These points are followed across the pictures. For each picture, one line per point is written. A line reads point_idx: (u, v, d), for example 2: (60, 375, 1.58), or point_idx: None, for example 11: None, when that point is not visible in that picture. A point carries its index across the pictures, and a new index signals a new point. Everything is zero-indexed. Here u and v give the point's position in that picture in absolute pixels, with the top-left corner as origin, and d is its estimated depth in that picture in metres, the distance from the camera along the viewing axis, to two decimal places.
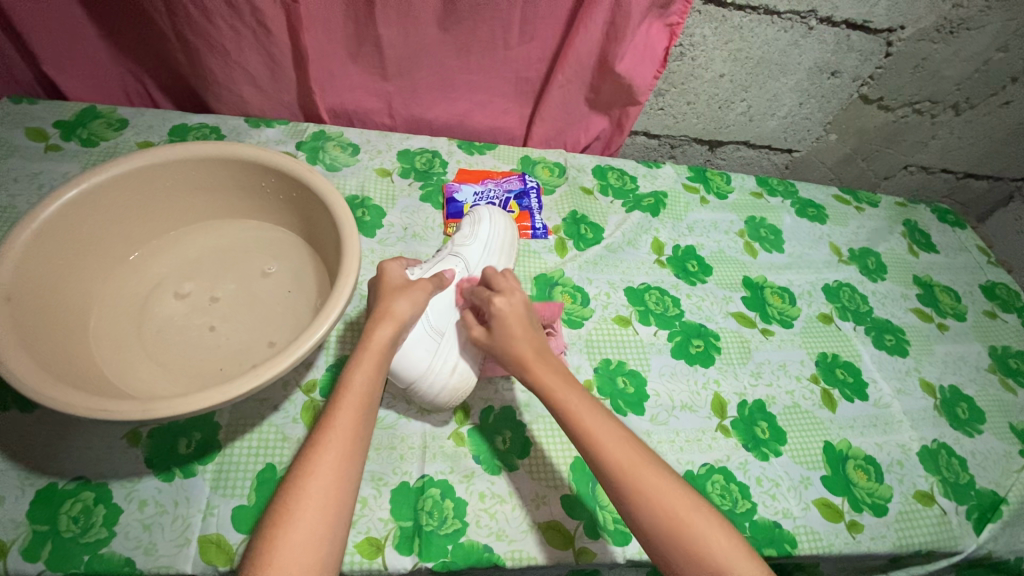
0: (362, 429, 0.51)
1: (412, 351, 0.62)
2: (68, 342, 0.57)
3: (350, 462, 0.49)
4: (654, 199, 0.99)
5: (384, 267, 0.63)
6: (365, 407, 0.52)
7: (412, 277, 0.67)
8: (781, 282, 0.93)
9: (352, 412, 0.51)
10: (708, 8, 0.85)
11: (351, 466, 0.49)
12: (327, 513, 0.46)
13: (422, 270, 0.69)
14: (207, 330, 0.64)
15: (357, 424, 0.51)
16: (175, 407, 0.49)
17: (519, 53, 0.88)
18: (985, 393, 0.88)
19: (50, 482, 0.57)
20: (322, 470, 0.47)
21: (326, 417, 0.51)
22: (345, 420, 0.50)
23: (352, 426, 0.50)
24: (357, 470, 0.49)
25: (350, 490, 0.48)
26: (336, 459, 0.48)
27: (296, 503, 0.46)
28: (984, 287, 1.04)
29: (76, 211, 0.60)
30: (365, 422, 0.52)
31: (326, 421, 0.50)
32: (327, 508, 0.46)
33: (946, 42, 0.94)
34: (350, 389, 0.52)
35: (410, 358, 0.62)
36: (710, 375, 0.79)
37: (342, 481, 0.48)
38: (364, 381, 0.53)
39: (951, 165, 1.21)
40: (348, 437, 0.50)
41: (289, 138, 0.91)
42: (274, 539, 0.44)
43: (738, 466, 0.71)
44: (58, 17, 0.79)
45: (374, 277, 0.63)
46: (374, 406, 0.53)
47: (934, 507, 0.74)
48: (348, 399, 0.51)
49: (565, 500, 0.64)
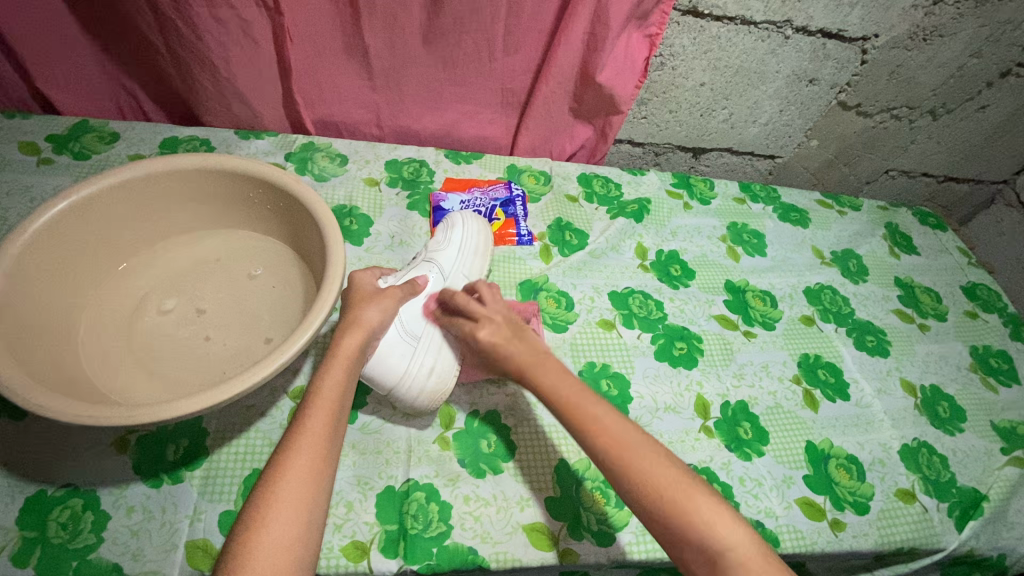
0: (334, 433, 0.52)
1: (387, 356, 0.63)
2: (57, 351, 0.58)
3: (322, 466, 0.50)
4: (638, 205, 1.00)
5: (356, 277, 0.65)
6: (336, 412, 0.53)
7: (384, 285, 0.69)
8: (763, 285, 0.95)
9: (324, 417, 0.52)
10: (686, 19, 0.87)
11: (322, 469, 0.50)
12: (300, 515, 0.47)
13: (395, 278, 0.71)
14: (203, 339, 0.65)
15: (329, 429, 0.52)
16: (159, 412, 0.50)
17: (503, 65, 0.90)
18: (966, 391, 0.90)
19: (39, 489, 0.58)
20: (295, 474, 0.48)
21: (297, 423, 0.52)
22: (316, 425, 0.51)
23: (324, 431, 0.51)
24: (329, 474, 0.50)
25: (322, 493, 0.49)
26: (308, 464, 0.49)
27: (268, 506, 0.46)
28: (965, 288, 1.06)
29: (66, 222, 0.62)
30: (337, 428, 0.53)
31: (297, 427, 0.51)
32: (299, 510, 0.47)
33: (919, 49, 0.96)
34: (321, 395, 0.53)
35: (386, 363, 0.63)
36: (693, 376, 0.80)
37: (315, 485, 0.49)
38: (335, 387, 0.54)
39: (931, 169, 1.23)
40: (320, 441, 0.51)
41: (278, 149, 0.93)
42: (247, 543, 0.45)
43: (721, 466, 0.72)
44: (51, 34, 0.81)
45: (347, 288, 0.65)
46: (345, 412, 0.55)
47: (915, 505, 0.75)
48: (319, 405, 0.53)
49: (549, 502, 0.65)
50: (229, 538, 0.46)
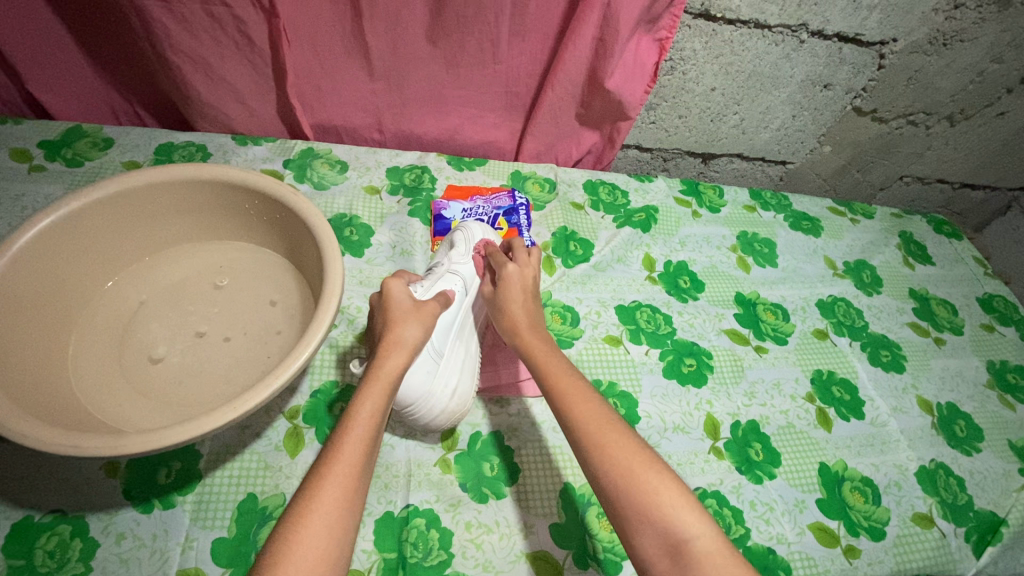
0: (369, 461, 0.48)
1: (416, 373, 0.61)
2: (42, 373, 0.55)
3: (353, 497, 0.46)
4: (645, 214, 0.98)
5: (388, 287, 0.60)
6: (373, 440, 0.49)
7: (417, 295, 0.65)
8: (774, 298, 0.92)
9: (360, 444, 0.48)
10: (697, 23, 0.84)
11: (353, 503, 0.46)
12: (327, 553, 0.43)
13: (424, 288, 0.67)
14: (222, 341, 0.64)
15: (364, 459, 0.48)
16: (145, 443, 0.47)
17: (508, 68, 0.87)
18: (983, 409, 0.87)
19: (26, 515, 0.56)
20: (326, 505, 0.44)
21: (332, 447, 0.48)
22: (353, 452, 0.47)
23: (361, 459, 0.47)
24: (359, 506, 0.47)
25: (350, 528, 0.45)
26: (341, 495, 0.45)
27: (297, 538, 0.43)
28: (982, 300, 1.03)
29: (52, 237, 0.59)
30: (371, 456, 0.49)
31: (333, 451, 0.47)
32: (328, 545, 0.43)
33: (939, 54, 0.93)
34: (360, 419, 0.49)
35: (414, 380, 0.61)
36: (702, 395, 0.78)
37: (346, 518, 0.45)
38: (376, 410, 0.50)
39: (947, 175, 1.20)
40: (353, 470, 0.47)
41: (277, 155, 0.90)
42: None
43: (731, 490, 0.70)
44: (41, 36, 0.78)
45: (377, 298, 0.61)
46: (380, 438, 0.51)
47: (933, 530, 0.72)
48: (356, 429, 0.48)
49: (554, 529, 0.63)
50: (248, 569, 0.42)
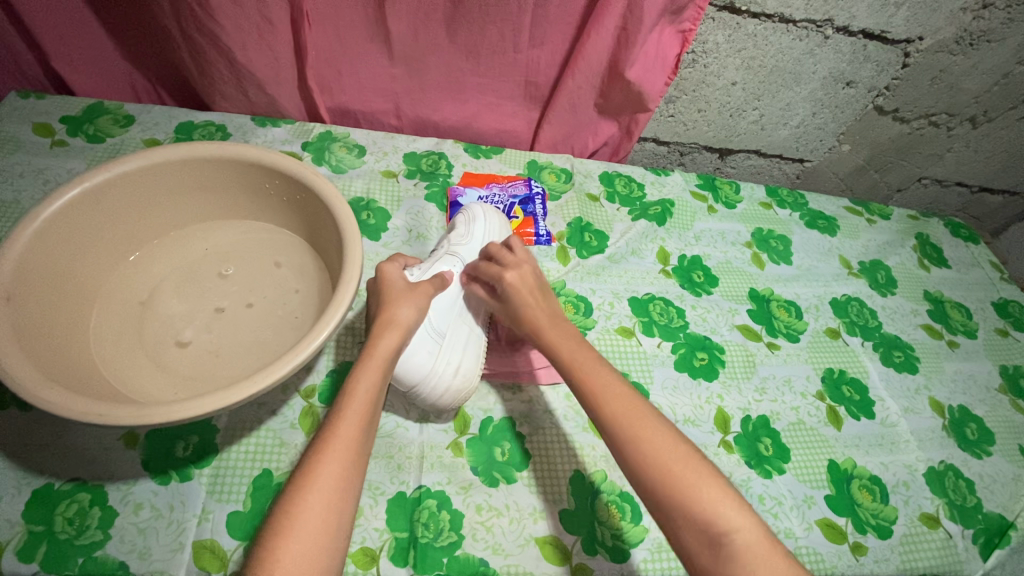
0: (366, 437, 0.49)
1: (415, 354, 0.61)
2: (66, 344, 0.56)
3: (352, 473, 0.47)
4: (661, 207, 0.97)
5: (382, 269, 0.61)
6: (370, 416, 0.50)
7: (412, 279, 0.65)
8: (788, 295, 0.92)
9: (357, 420, 0.49)
10: (722, 15, 0.83)
11: (352, 475, 0.47)
12: (328, 523, 0.44)
13: (420, 271, 0.67)
14: (240, 317, 0.65)
15: (361, 434, 0.49)
16: (167, 414, 0.48)
17: (529, 56, 0.87)
18: (995, 413, 0.86)
19: (46, 482, 0.57)
20: (325, 477, 0.45)
21: (330, 426, 0.48)
22: (349, 428, 0.48)
23: (357, 434, 0.48)
24: (360, 479, 0.47)
25: (351, 500, 0.46)
26: (340, 471, 0.46)
27: (297, 510, 0.44)
28: (996, 304, 1.02)
29: (77, 210, 0.60)
30: (367, 437, 0.49)
31: (331, 430, 0.48)
32: (328, 516, 0.44)
33: (965, 54, 0.92)
34: (355, 396, 0.50)
35: (414, 361, 0.61)
36: (713, 389, 0.78)
37: (345, 489, 0.46)
38: (372, 388, 0.51)
39: (966, 178, 1.18)
40: (351, 445, 0.47)
41: (295, 137, 0.91)
42: (273, 548, 0.42)
43: (740, 483, 0.70)
44: (66, 11, 0.78)
45: (371, 281, 0.62)
46: (378, 415, 0.51)
47: (940, 531, 0.72)
48: (353, 407, 0.49)
49: (564, 515, 0.64)
50: (256, 539, 0.44)
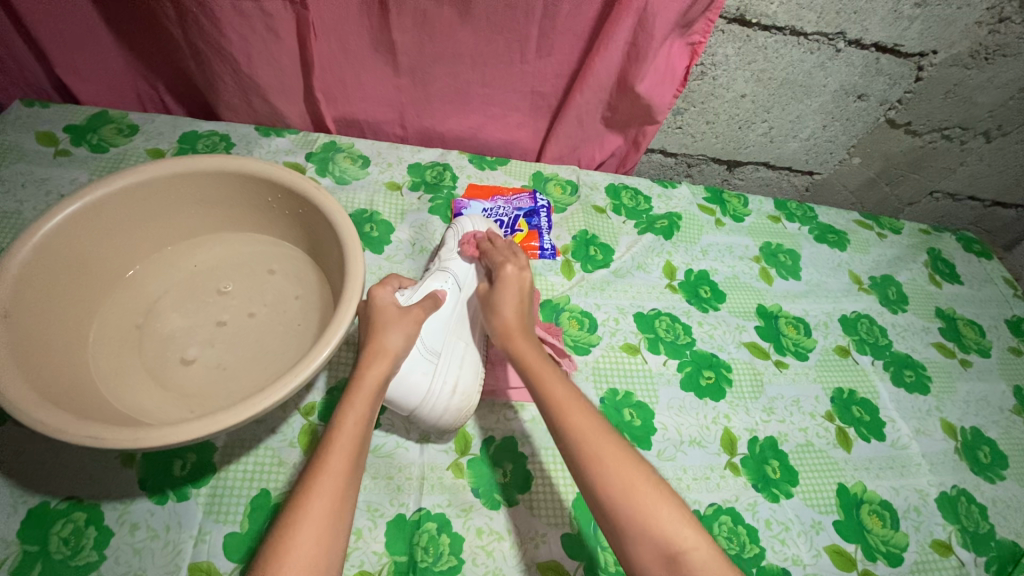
0: (355, 471, 0.48)
1: (409, 376, 0.60)
2: (64, 360, 0.55)
3: (341, 510, 0.46)
4: (668, 221, 0.96)
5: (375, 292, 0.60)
6: (358, 450, 0.49)
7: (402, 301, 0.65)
8: (797, 311, 0.90)
9: (345, 454, 0.48)
10: (732, 28, 0.82)
11: (341, 512, 0.46)
12: (318, 563, 0.43)
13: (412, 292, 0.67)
14: (241, 332, 0.64)
15: (350, 468, 0.48)
16: (163, 437, 0.47)
17: (536, 68, 0.86)
18: (1008, 436, 0.85)
19: (42, 501, 0.56)
20: (313, 515, 0.44)
21: (317, 461, 0.47)
22: (338, 462, 0.47)
23: (346, 468, 0.47)
24: (349, 515, 0.46)
25: (341, 538, 0.45)
26: (329, 508, 0.45)
27: (285, 550, 0.42)
28: (1010, 322, 1.00)
29: (75, 226, 0.59)
30: (356, 472, 0.48)
31: (318, 466, 0.47)
32: (318, 555, 0.43)
33: (980, 68, 0.90)
34: (344, 430, 0.49)
35: (409, 382, 0.60)
36: (720, 409, 0.77)
37: (335, 527, 0.45)
38: (360, 421, 0.50)
39: (979, 192, 1.16)
40: (340, 480, 0.46)
41: (299, 148, 0.90)
42: None
43: (746, 507, 0.69)
44: (71, 19, 0.78)
45: (374, 298, 0.61)
46: (367, 448, 0.50)
47: (952, 558, 0.71)
48: (340, 441, 0.48)
49: (566, 540, 0.62)
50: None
